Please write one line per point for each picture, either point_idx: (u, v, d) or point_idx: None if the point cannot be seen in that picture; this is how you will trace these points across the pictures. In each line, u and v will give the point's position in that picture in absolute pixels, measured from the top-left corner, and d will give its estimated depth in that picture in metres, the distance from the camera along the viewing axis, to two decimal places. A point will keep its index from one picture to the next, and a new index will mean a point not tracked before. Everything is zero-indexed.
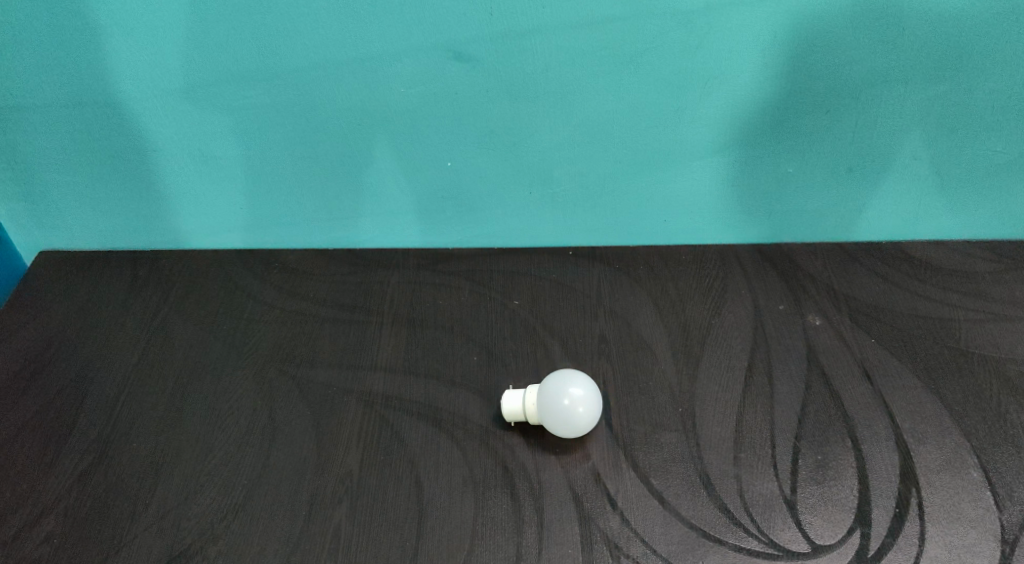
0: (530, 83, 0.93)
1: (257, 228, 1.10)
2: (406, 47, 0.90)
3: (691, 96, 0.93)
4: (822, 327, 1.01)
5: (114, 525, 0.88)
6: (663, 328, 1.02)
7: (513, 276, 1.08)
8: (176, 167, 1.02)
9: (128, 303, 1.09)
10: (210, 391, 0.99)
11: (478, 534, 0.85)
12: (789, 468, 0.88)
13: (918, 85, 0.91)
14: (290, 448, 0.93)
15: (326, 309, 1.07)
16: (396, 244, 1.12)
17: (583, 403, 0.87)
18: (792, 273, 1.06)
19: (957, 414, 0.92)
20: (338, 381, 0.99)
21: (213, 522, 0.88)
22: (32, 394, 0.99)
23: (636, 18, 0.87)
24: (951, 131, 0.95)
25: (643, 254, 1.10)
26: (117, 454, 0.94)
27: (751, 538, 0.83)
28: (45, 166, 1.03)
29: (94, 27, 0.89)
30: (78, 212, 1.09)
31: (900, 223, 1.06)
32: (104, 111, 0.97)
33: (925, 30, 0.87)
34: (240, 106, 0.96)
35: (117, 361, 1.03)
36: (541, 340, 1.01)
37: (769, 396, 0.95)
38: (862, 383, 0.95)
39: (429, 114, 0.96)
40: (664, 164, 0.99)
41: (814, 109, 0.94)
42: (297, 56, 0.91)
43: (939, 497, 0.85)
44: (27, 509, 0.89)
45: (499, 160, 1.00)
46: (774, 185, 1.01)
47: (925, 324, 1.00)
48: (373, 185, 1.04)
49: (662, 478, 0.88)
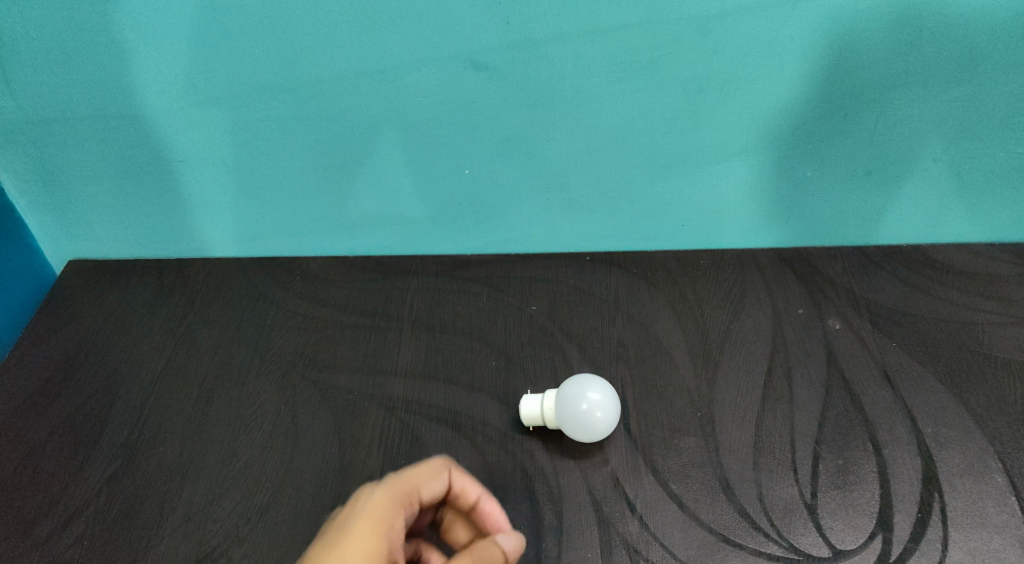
0: (547, 90, 0.93)
1: (278, 236, 1.12)
2: (425, 57, 0.91)
3: (707, 100, 0.93)
4: (842, 332, 1.01)
5: (143, 528, 0.90)
6: (681, 333, 1.02)
7: (531, 281, 1.09)
8: (200, 177, 1.04)
9: (155, 310, 1.11)
10: (235, 396, 1.01)
11: (499, 538, 0.86)
12: (809, 473, 0.88)
13: (936, 87, 0.91)
14: (314, 454, 0.94)
15: (347, 316, 1.08)
16: (415, 251, 1.12)
17: (601, 408, 0.87)
18: (813, 278, 1.06)
19: (981, 419, 0.91)
20: (359, 387, 1.00)
21: (238, 525, 0.89)
22: (63, 401, 1.02)
23: (650, 24, 0.88)
24: (971, 134, 0.95)
25: (661, 260, 1.10)
26: (145, 457, 0.95)
27: (772, 542, 0.84)
28: (72, 176, 1.05)
29: (123, 43, 0.92)
30: (105, 222, 1.11)
31: (921, 226, 1.05)
32: (131, 124, 0.99)
33: (941, 32, 0.87)
34: (263, 117, 0.98)
35: (145, 367, 1.05)
36: (559, 345, 1.02)
37: (789, 400, 0.95)
38: (884, 387, 0.95)
39: (446, 122, 0.97)
40: (682, 169, 1.00)
41: (832, 113, 0.94)
42: (318, 67, 0.93)
43: (961, 502, 0.85)
44: (58, 512, 0.91)
45: (517, 167, 1.01)
46: (793, 189, 1.01)
47: (948, 328, 1.00)
48: (391, 192, 1.04)
49: (681, 482, 0.88)
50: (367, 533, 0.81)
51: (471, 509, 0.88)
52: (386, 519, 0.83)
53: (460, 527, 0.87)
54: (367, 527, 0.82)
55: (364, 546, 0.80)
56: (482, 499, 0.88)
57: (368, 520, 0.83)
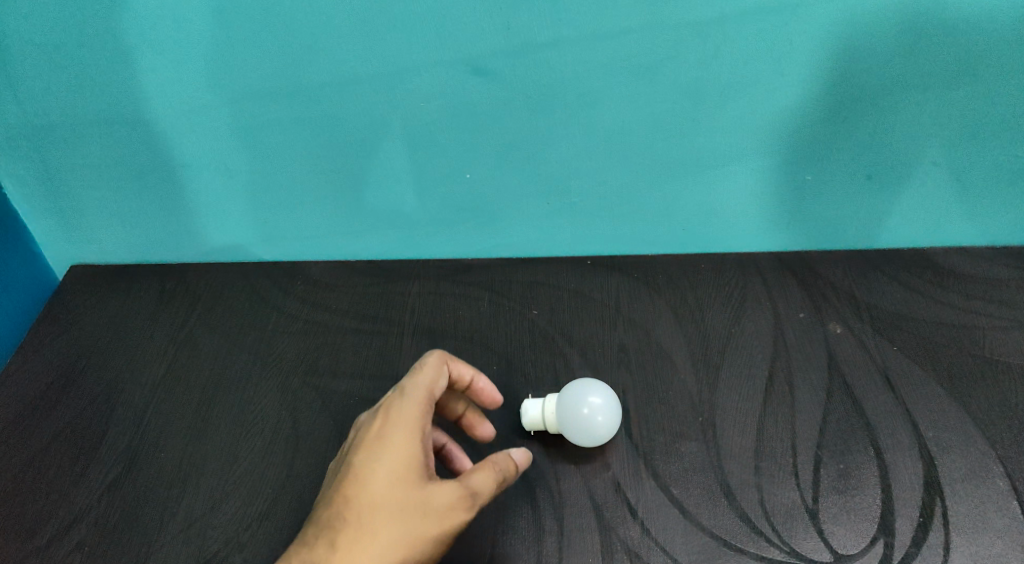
0: (548, 95, 0.93)
1: (279, 241, 1.12)
2: (425, 61, 0.91)
3: (708, 105, 0.93)
4: (843, 335, 1.01)
5: (144, 533, 0.90)
6: (682, 337, 1.02)
7: (532, 285, 1.09)
8: (201, 182, 1.04)
9: (156, 315, 1.11)
10: (236, 401, 1.01)
11: (500, 543, 0.85)
12: (811, 477, 0.88)
13: (937, 91, 0.91)
14: (315, 459, 0.94)
15: (347, 320, 1.08)
16: (415, 255, 1.12)
17: (602, 412, 0.87)
18: (813, 282, 1.06)
19: (983, 423, 0.91)
20: (361, 391, 1.00)
21: (239, 531, 0.89)
22: (64, 406, 1.02)
23: (651, 28, 0.88)
24: (971, 138, 0.95)
25: (662, 264, 1.10)
26: (146, 462, 0.95)
27: (773, 547, 0.84)
28: (74, 181, 1.05)
29: (124, 48, 0.92)
30: (107, 227, 1.11)
31: (923, 230, 1.05)
32: (133, 129, 0.99)
33: (941, 36, 0.87)
34: (264, 122, 0.98)
35: (147, 372, 1.05)
36: (560, 350, 1.02)
37: (790, 404, 0.95)
38: (885, 392, 0.95)
39: (447, 126, 0.97)
40: (683, 173, 1.00)
41: (833, 117, 0.94)
42: (319, 71, 0.93)
43: (963, 507, 0.85)
44: (59, 518, 0.91)
45: (517, 171, 1.01)
46: (794, 193, 1.01)
47: (949, 332, 1.00)
48: (392, 196, 1.04)
49: (682, 487, 0.88)
50: (399, 440, 0.80)
51: (467, 388, 0.89)
52: (415, 421, 0.81)
53: (456, 401, 0.90)
54: (399, 432, 0.80)
55: (399, 456, 0.79)
56: (477, 379, 0.89)
57: (399, 424, 0.81)
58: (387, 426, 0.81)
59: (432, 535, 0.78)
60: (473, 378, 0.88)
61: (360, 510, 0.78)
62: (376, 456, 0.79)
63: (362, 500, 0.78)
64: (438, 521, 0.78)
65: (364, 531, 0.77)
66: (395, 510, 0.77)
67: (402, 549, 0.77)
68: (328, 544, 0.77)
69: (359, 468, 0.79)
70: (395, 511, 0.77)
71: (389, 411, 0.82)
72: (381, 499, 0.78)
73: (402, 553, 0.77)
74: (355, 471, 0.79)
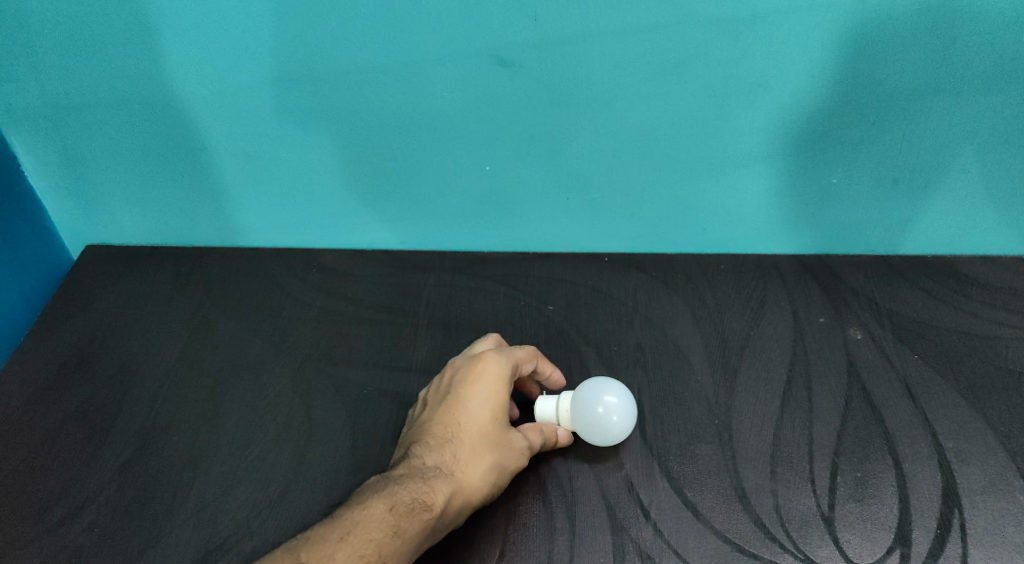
0: (572, 90, 0.92)
1: (296, 228, 1.11)
2: (450, 52, 0.90)
3: (735, 104, 0.92)
4: (863, 342, 0.99)
5: (154, 517, 0.90)
6: (700, 338, 1.01)
7: (549, 280, 1.08)
8: (220, 166, 1.04)
9: (172, 298, 1.11)
10: (248, 387, 1.00)
11: (511, 539, 0.85)
12: (827, 485, 0.87)
13: (969, 96, 0.89)
14: (327, 447, 0.94)
15: (363, 310, 1.07)
16: (431, 246, 1.12)
17: (616, 412, 0.86)
18: (834, 286, 1.04)
19: (1004, 435, 0.90)
20: (374, 381, 0.99)
21: (248, 517, 0.89)
22: (80, 386, 1.02)
23: (680, 24, 0.87)
24: (1003, 145, 0.92)
25: (680, 263, 1.08)
26: (159, 445, 0.95)
27: (787, 554, 0.82)
28: (94, 162, 1.05)
29: (148, 29, 0.91)
30: (126, 209, 1.11)
31: (948, 237, 1.03)
32: (155, 112, 0.99)
33: (976, 41, 0.85)
34: (285, 107, 0.97)
35: (161, 354, 1.05)
36: (575, 347, 1.01)
37: (807, 409, 0.93)
38: (904, 400, 0.93)
39: (470, 117, 0.96)
40: (707, 172, 0.98)
41: (861, 121, 0.92)
42: (343, 59, 0.92)
43: (982, 519, 0.84)
44: (69, 499, 0.91)
45: (538, 166, 1.00)
46: (818, 195, 0.99)
47: (971, 342, 0.98)
48: (411, 186, 1.04)
49: (696, 490, 0.87)
50: (505, 380, 0.85)
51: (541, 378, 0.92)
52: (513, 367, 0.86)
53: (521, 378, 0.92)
54: (503, 374, 0.85)
55: (505, 392, 0.84)
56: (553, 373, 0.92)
57: (502, 367, 0.85)
58: (490, 367, 0.85)
59: (517, 467, 0.84)
60: (552, 375, 0.92)
61: (473, 430, 0.82)
62: (486, 389, 0.84)
63: (473, 426, 0.82)
64: (523, 455, 0.85)
65: (476, 449, 0.81)
66: (499, 436, 0.83)
67: (497, 473, 0.82)
68: (446, 456, 0.80)
69: (470, 396, 0.84)
70: (500, 438, 0.83)
71: (492, 353, 0.86)
72: (490, 428, 0.82)
73: (496, 476, 0.82)
74: (466, 397, 0.83)
